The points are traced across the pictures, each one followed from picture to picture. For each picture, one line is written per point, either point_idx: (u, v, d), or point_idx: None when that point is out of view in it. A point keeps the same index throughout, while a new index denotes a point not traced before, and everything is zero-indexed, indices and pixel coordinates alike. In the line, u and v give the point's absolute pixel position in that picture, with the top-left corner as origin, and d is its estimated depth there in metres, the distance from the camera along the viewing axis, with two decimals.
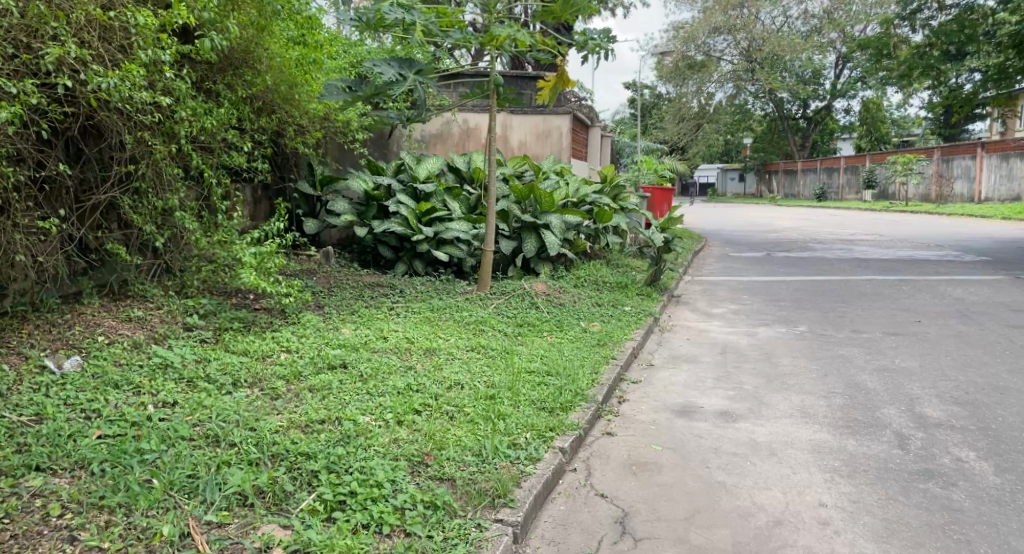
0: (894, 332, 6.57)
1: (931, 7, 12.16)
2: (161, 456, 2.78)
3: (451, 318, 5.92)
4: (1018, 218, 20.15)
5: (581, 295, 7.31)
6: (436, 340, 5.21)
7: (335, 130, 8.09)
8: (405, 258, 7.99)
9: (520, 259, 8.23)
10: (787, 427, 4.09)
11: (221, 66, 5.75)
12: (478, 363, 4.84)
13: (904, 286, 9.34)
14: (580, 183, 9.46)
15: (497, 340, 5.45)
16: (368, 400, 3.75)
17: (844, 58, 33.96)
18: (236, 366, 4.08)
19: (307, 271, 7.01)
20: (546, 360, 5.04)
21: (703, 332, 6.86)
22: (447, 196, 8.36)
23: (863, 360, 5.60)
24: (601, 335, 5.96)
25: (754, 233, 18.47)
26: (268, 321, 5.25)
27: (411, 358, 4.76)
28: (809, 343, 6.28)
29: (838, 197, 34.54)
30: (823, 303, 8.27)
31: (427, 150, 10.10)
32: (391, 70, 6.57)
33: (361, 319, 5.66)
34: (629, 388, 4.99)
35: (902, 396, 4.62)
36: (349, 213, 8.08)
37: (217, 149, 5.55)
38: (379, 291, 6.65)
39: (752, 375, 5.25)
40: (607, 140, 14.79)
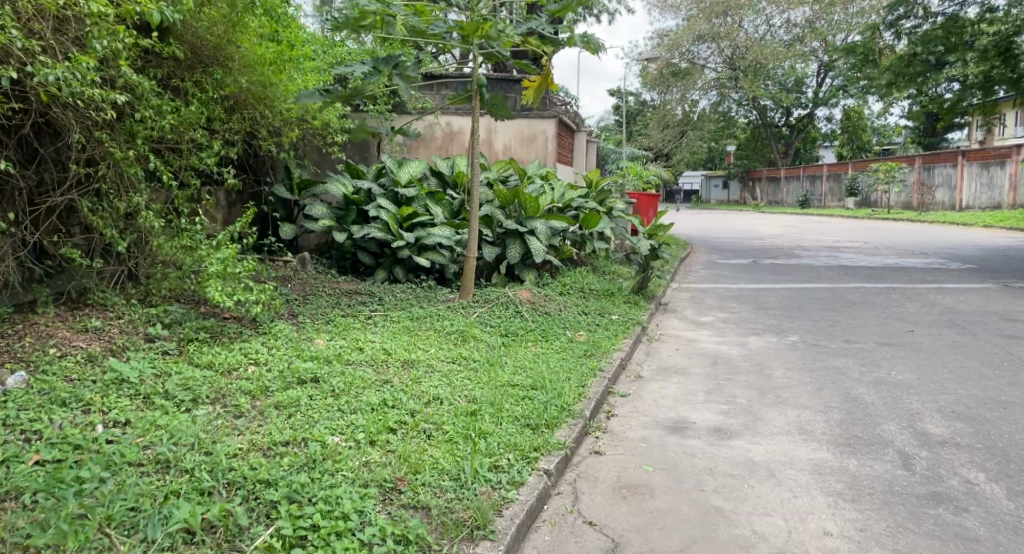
0: (888, 342, 6.39)
1: (915, 14, 12.09)
2: (102, 486, 2.52)
3: (431, 327, 5.67)
4: (999, 226, 20.21)
5: (567, 303, 7.08)
6: (415, 351, 4.96)
7: (314, 132, 7.84)
8: (385, 265, 7.72)
9: (504, 266, 7.99)
10: (785, 445, 3.87)
11: (190, 63, 5.51)
12: (459, 376, 4.59)
13: (893, 294, 9.20)
14: (566, 188, 9.24)
15: (479, 352, 5.20)
16: (342, 417, 3.50)
17: (826, 67, 34.13)
18: (198, 381, 3.81)
19: (282, 278, 6.74)
20: (530, 373, 4.80)
21: (692, 342, 6.65)
22: (429, 200, 8.10)
23: (858, 372, 5.40)
24: (588, 345, 5.74)
25: (740, 240, 18.37)
26: (237, 332, 4.97)
27: (389, 370, 4.51)
28: (801, 354, 6.08)
29: (821, 205, 34.61)
30: (813, 311, 8.10)
31: (410, 154, 9.86)
32: (365, 66, 6.33)
33: (337, 328, 5.41)
34: (617, 402, 4.77)
35: (902, 410, 4.42)
36: (327, 218, 7.83)
37: (184, 150, 5.30)
38: (356, 298, 6.38)
39: (745, 388, 5.04)
40: (592, 145, 14.62)
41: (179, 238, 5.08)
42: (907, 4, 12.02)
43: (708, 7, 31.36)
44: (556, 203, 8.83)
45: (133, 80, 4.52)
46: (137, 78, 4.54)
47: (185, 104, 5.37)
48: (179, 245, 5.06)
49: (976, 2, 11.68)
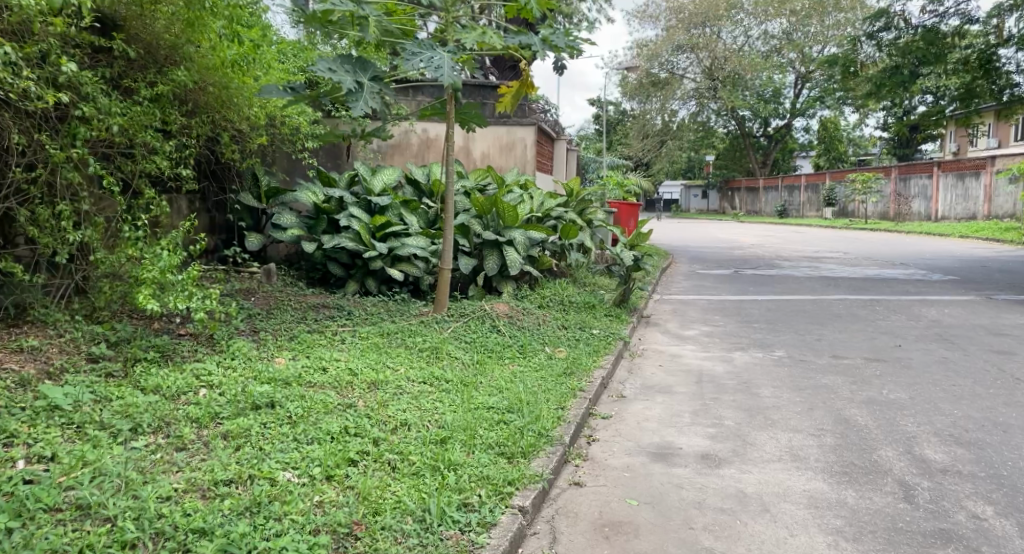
0: (877, 358, 6.17)
1: (895, 25, 11.93)
2: (8, 538, 2.22)
3: (401, 344, 5.35)
4: (974, 237, 20.26)
5: (546, 317, 6.80)
6: (383, 371, 4.64)
7: (283, 138, 7.54)
8: (357, 277, 7.40)
9: (481, 278, 7.70)
10: (778, 473, 3.62)
11: (138, 61, 5.19)
12: (428, 398, 4.29)
13: (877, 306, 9.01)
14: (545, 197, 9.00)
15: (452, 370, 4.90)
16: (297, 449, 3.20)
17: (803, 78, 34.29)
18: (140, 409, 3.50)
19: (246, 291, 6.42)
20: (506, 394, 4.52)
21: (676, 358, 6.39)
22: (404, 209, 7.79)
23: (849, 391, 5.16)
24: (567, 362, 5.45)
25: (720, 249, 18.21)
26: (190, 350, 4.69)
27: (354, 393, 4.20)
28: (788, 371, 5.84)
29: (799, 215, 34.71)
30: (798, 324, 7.89)
31: (385, 162, 9.56)
32: (348, 78, 5.87)
33: (301, 346, 5.09)
34: (599, 425, 4.49)
35: (898, 433, 4.19)
36: (296, 227, 7.53)
37: (136, 155, 5.10)
38: (324, 312, 6.07)
39: (732, 409, 4.78)
40: (572, 153, 14.37)
41: (125, 247, 4.78)
42: (888, 14, 11.84)
43: (686, 18, 31.40)
44: (534, 212, 8.57)
45: (76, 77, 4.26)
46: (81, 75, 4.28)
47: (135, 106, 5.04)
48: (126, 253, 4.76)
49: (956, 14, 11.65)
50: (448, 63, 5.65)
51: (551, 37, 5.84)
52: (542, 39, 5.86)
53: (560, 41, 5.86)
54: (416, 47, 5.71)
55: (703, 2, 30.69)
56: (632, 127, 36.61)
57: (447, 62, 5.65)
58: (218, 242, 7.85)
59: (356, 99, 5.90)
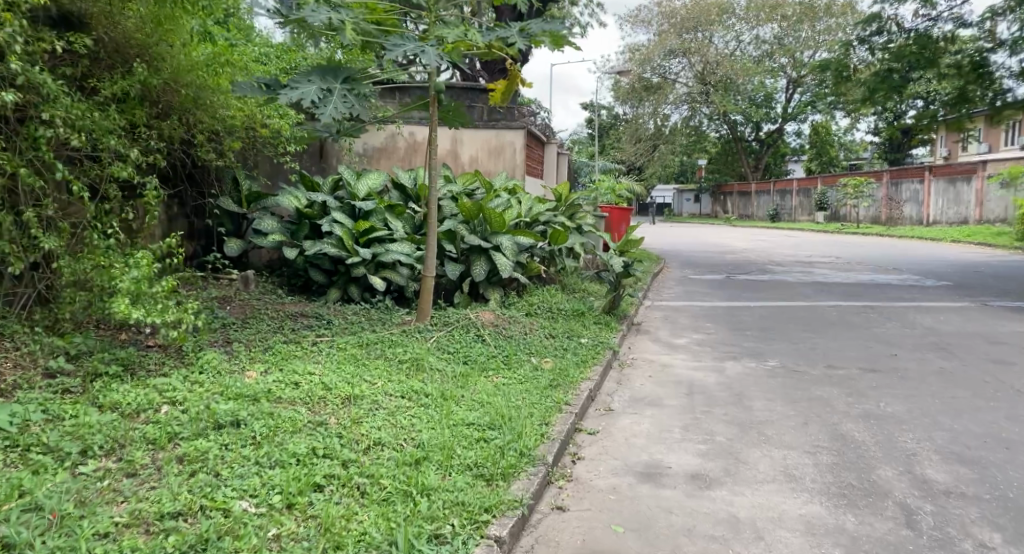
0: (873, 368, 5.98)
1: (887, 30, 11.88)
2: None
3: (380, 356, 5.13)
4: (966, 242, 20.17)
5: (533, 326, 6.59)
6: (359, 384, 4.43)
7: (263, 140, 7.35)
8: (339, 284, 7.17)
9: (467, 284, 7.48)
10: (772, 496, 3.44)
11: (99, 56, 4.93)
12: (404, 415, 4.08)
13: (872, 313, 8.84)
14: (533, 202, 8.80)
15: (433, 383, 4.69)
16: (260, 475, 3.01)
17: (795, 83, 34.19)
18: (93, 430, 3.30)
19: (221, 300, 6.19)
20: (487, 408, 4.32)
21: (666, 368, 6.19)
22: (388, 214, 7.56)
23: (845, 403, 4.97)
24: (553, 374, 5.25)
25: (712, 253, 18.06)
26: (158, 363, 4.51)
27: (327, 409, 3.98)
28: (782, 381, 5.65)
29: (791, 219, 34.65)
30: (791, 332, 7.70)
31: (370, 166, 9.35)
32: (314, 87, 5.49)
33: (275, 357, 4.88)
34: (585, 442, 4.29)
35: (898, 450, 4.01)
36: (277, 232, 7.31)
37: (103, 159, 4.89)
38: (302, 321, 5.84)
39: (723, 423, 4.58)
40: (563, 157, 14.20)
41: (90, 255, 4.57)
42: (880, 18, 11.78)
43: (679, 22, 31.31)
44: (523, 216, 8.37)
45: (30, 77, 4.05)
46: (36, 74, 4.08)
47: (99, 108, 4.83)
48: (92, 263, 4.57)
49: (949, 18, 11.59)
50: (433, 51, 5.44)
51: (528, 25, 5.68)
52: (520, 28, 5.71)
53: (540, 27, 5.66)
54: (399, 39, 5.56)
55: (695, 7, 30.62)
56: (624, 131, 36.49)
57: (431, 49, 5.45)
58: (196, 248, 7.63)
59: (322, 107, 5.47)
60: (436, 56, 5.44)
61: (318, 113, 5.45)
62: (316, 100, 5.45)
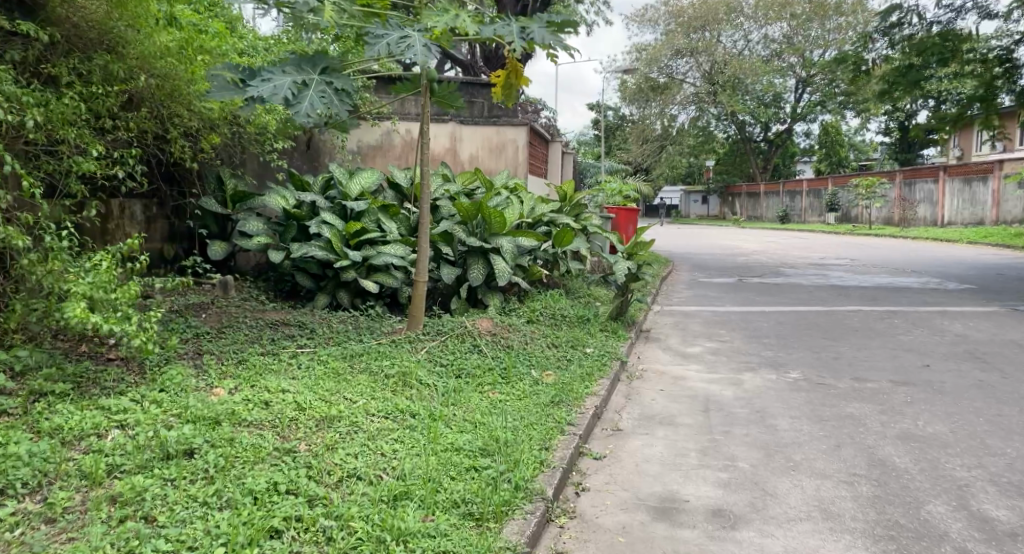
0: (905, 381, 5.49)
1: (909, 21, 11.24)
2: None
3: (364, 371, 4.64)
4: (984, 243, 19.58)
5: (534, 334, 6.11)
6: (338, 404, 3.96)
7: (249, 137, 6.98)
8: (328, 289, 6.71)
9: (465, 289, 7.01)
10: (808, 538, 2.97)
11: (55, 40, 4.59)
12: (385, 439, 3.61)
13: (896, 319, 8.32)
14: (536, 202, 8.32)
15: (422, 402, 4.22)
16: (204, 519, 2.60)
17: (804, 81, 33.21)
18: (18, 463, 2.87)
19: (196, 307, 5.73)
20: (480, 431, 3.85)
21: (679, 380, 5.70)
22: (382, 215, 7.08)
23: (879, 423, 4.48)
24: (557, 389, 4.78)
25: (724, 256, 17.51)
26: (116, 380, 4.05)
27: (298, 434, 3.52)
28: (807, 397, 5.16)
29: (802, 220, 34.02)
30: (812, 340, 7.19)
31: (365, 164, 8.89)
32: (287, 80, 4.72)
33: (249, 372, 4.43)
34: (590, 468, 3.82)
35: (948, 481, 3.53)
36: (263, 234, 6.85)
37: (65, 152, 4.47)
38: (282, 331, 5.37)
39: (744, 446, 4.11)
40: (569, 156, 13.71)
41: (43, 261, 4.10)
42: (901, 10, 11.14)
43: (685, 22, 30.89)
44: (525, 217, 7.91)
45: None
46: None
47: (56, 96, 4.44)
48: (47, 271, 4.08)
49: (973, 9, 11.06)
50: (420, 41, 4.74)
51: (531, 25, 4.85)
52: (520, 27, 4.89)
53: (541, 35, 4.85)
54: (381, 29, 4.77)
55: (703, 6, 30.21)
56: (631, 133, 35.96)
57: (417, 39, 4.73)
58: (178, 252, 7.23)
59: (297, 103, 4.68)
60: (422, 48, 4.72)
61: (291, 110, 4.65)
62: (289, 95, 4.66)
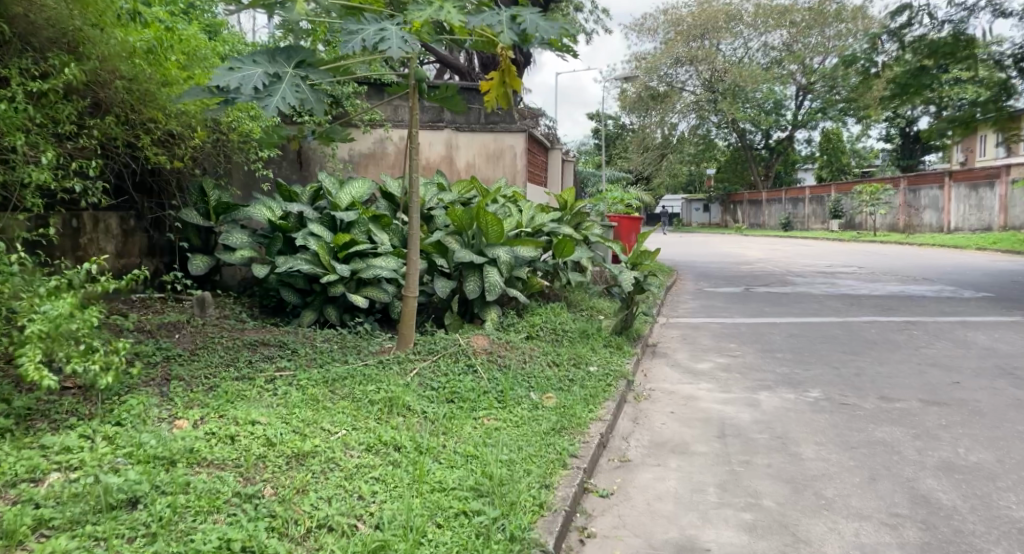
0: (936, 401, 5.09)
1: (919, 21, 10.85)
2: None
3: (347, 397, 4.21)
4: (991, 249, 19.19)
5: (534, 352, 5.68)
6: (314, 437, 3.53)
7: (233, 146, 6.57)
8: (315, 304, 6.29)
9: (460, 303, 6.59)
10: None
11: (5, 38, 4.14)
12: (365, 478, 3.20)
13: (915, 330, 7.90)
14: (535, 210, 7.91)
15: (408, 432, 3.79)
16: None
17: (805, 89, 33.06)
18: None
19: (170, 327, 5.30)
20: (474, 466, 3.43)
21: (690, 401, 5.26)
22: (373, 225, 6.68)
23: (915, 450, 4.09)
24: (559, 415, 4.36)
25: (728, 264, 17.04)
26: (68, 412, 3.62)
27: (264, 475, 3.10)
28: (831, 419, 4.74)
29: (805, 228, 33.59)
30: (829, 355, 6.76)
31: (357, 173, 8.49)
32: (258, 70, 4.18)
33: (221, 397, 4.00)
34: (596, 509, 3.40)
35: (1005, 523, 3.17)
36: (246, 247, 6.43)
37: (17, 163, 4.01)
38: (261, 352, 4.94)
39: (769, 480, 3.69)
40: (568, 164, 13.28)
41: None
42: (911, 9, 10.76)
43: (685, 30, 30.63)
44: (524, 226, 7.50)
45: None
46: None
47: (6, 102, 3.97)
48: None
49: (986, 7, 10.69)
50: (397, 33, 4.24)
51: (523, 14, 4.48)
52: (511, 17, 4.51)
53: (534, 23, 4.49)
54: (356, 23, 4.32)
55: (702, 14, 29.98)
56: (631, 142, 35.48)
57: (394, 31, 4.26)
58: (155, 267, 6.81)
59: (267, 95, 4.13)
60: (399, 40, 4.21)
61: (260, 102, 4.09)
62: (259, 85, 4.12)
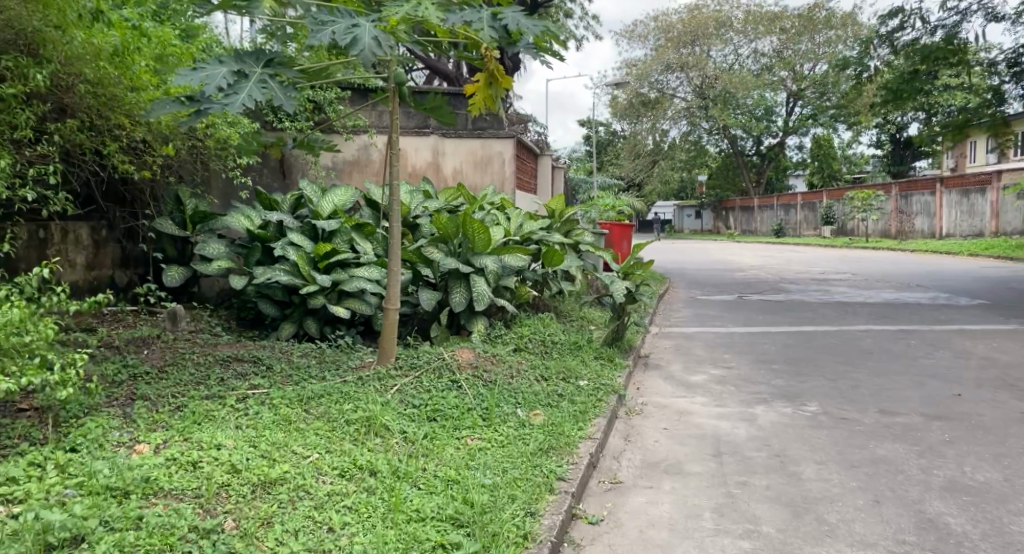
0: (938, 415, 4.90)
1: (911, 25, 10.73)
2: None
3: (322, 417, 3.98)
4: (983, 256, 19.09)
5: (521, 366, 5.47)
6: (284, 462, 3.31)
7: (210, 153, 6.36)
8: (294, 317, 6.06)
9: (446, 315, 6.37)
10: None
11: None
12: (337, 507, 2.98)
13: (912, 339, 7.72)
14: (524, 218, 7.70)
15: (387, 455, 3.57)
16: None
17: (795, 96, 33.03)
18: None
19: (138, 342, 5.07)
20: (454, 491, 3.21)
21: (683, 417, 5.06)
22: (356, 234, 6.46)
23: (919, 469, 3.90)
24: (547, 433, 4.14)
25: (720, 271, 16.87)
26: (22, 437, 3.39)
27: (226, 506, 2.88)
28: (830, 435, 4.54)
29: (797, 234, 33.52)
30: (826, 366, 6.57)
31: (340, 181, 8.28)
32: (223, 69, 4.00)
33: (189, 418, 3.78)
34: (584, 538, 3.18)
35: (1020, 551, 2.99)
36: (224, 258, 6.20)
37: None
38: (234, 368, 4.71)
39: (768, 503, 3.49)
40: (559, 170, 13.09)
41: None
42: (903, 13, 10.66)
43: (676, 37, 30.59)
44: (512, 234, 7.29)
45: None
46: None
47: None
48: None
49: (979, 11, 10.58)
50: (369, 32, 4.06)
51: (504, 11, 4.32)
52: (492, 14, 4.35)
53: (516, 20, 4.32)
54: (328, 15, 4.15)
55: (693, 21, 29.95)
56: (623, 149, 35.37)
57: (367, 29, 4.06)
58: (130, 279, 6.58)
59: (232, 94, 3.93)
60: (371, 41, 4.02)
61: (225, 101, 3.89)
62: (223, 84, 3.92)
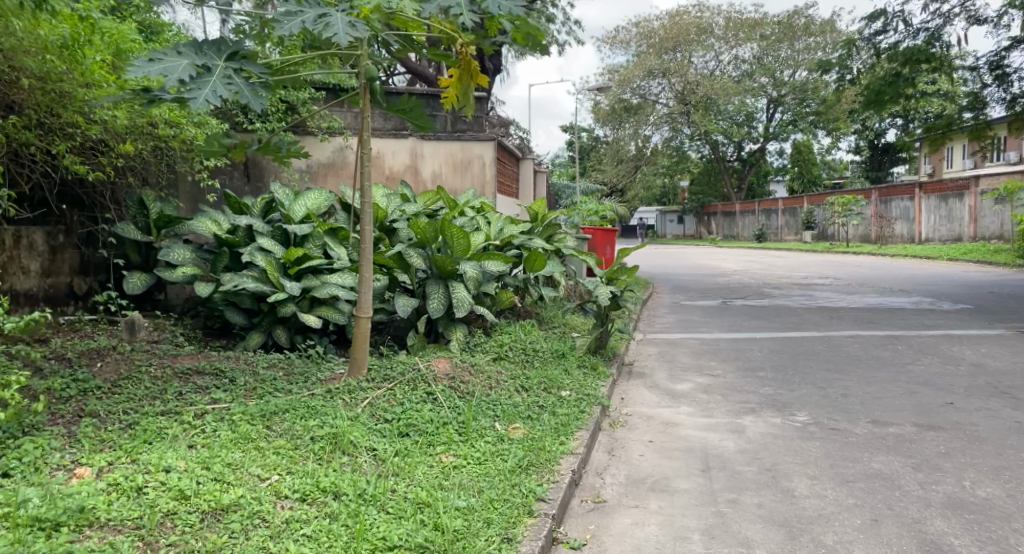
0: (931, 424, 4.73)
1: (893, 27, 10.64)
2: None
3: (286, 435, 3.72)
4: (964, 260, 19.07)
5: (501, 375, 5.23)
6: (239, 485, 3.05)
7: (175, 156, 6.07)
8: (263, 325, 5.78)
9: (423, 322, 6.11)
10: None
11: None
12: (293, 536, 2.73)
13: (899, 345, 7.57)
14: (505, 222, 7.47)
15: (352, 475, 3.31)
16: None
17: (776, 102, 33.00)
18: None
19: (91, 355, 4.77)
20: (424, 516, 2.96)
21: (669, 429, 4.84)
22: (330, 239, 6.19)
23: (917, 483, 3.71)
24: (527, 449, 3.91)
25: (703, 276, 16.71)
26: None
27: (170, 538, 2.62)
28: (822, 447, 4.35)
29: (778, 238, 33.51)
30: (814, 373, 6.38)
31: (315, 184, 8.02)
32: (182, 62, 3.71)
33: (138, 438, 3.51)
34: None
35: None
36: (189, 264, 5.91)
37: None
38: (194, 382, 4.44)
39: (761, 523, 3.27)
40: (541, 174, 12.88)
41: None
42: (885, 15, 10.57)
43: (658, 43, 30.52)
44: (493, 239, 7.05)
45: None
46: None
47: None
48: None
49: (962, 13, 10.51)
50: (342, 18, 3.81)
51: None
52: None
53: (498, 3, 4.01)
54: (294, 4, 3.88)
55: (674, 27, 29.88)
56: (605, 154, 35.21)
57: (338, 16, 3.82)
58: (90, 287, 6.27)
59: (195, 88, 3.66)
60: (344, 26, 3.78)
61: (186, 96, 3.62)
62: (184, 76, 3.64)
